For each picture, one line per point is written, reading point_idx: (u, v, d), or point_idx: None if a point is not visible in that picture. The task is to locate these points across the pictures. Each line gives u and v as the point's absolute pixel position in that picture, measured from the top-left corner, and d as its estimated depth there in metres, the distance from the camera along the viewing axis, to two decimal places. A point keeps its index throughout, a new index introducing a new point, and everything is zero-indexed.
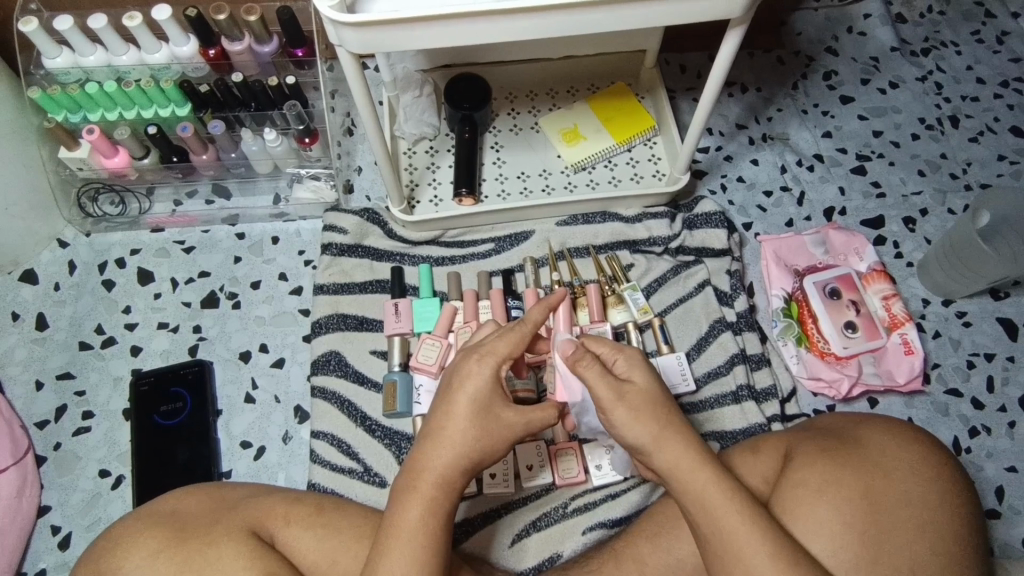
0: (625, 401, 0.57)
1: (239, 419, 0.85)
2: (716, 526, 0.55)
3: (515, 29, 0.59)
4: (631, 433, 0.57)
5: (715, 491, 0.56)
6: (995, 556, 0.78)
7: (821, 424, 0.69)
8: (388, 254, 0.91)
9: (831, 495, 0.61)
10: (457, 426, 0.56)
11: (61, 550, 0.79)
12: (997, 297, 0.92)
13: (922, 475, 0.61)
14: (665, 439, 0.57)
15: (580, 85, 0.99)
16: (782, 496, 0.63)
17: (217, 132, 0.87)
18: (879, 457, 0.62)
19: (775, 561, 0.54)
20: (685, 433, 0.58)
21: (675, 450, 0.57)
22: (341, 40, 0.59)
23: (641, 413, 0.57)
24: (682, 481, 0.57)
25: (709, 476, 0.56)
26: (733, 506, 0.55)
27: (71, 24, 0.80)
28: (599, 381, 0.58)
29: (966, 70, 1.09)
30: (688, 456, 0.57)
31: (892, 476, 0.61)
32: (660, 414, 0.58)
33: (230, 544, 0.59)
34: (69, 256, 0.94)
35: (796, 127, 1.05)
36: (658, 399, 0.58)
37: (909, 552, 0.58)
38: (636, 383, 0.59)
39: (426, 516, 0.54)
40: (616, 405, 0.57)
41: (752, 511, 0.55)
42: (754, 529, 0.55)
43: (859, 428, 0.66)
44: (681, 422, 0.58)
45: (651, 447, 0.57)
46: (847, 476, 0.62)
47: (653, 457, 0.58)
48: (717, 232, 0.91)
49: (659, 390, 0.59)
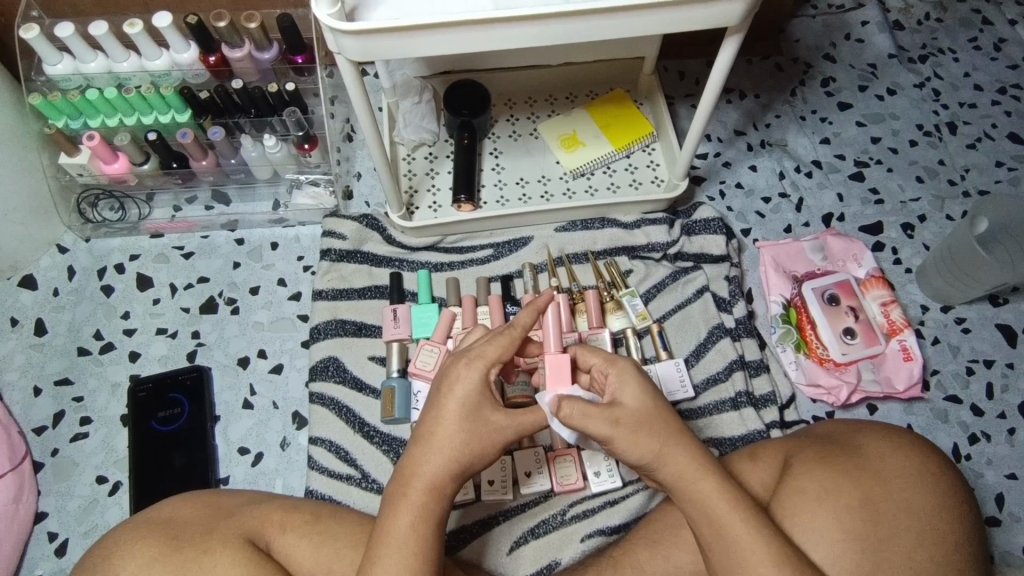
0: (622, 428, 0.56)
1: (237, 425, 0.85)
2: (721, 534, 0.55)
3: (512, 37, 0.59)
4: (634, 453, 0.57)
5: (719, 498, 0.56)
6: (995, 563, 0.78)
7: (819, 432, 0.69)
8: (387, 260, 0.91)
9: (830, 503, 0.61)
10: (445, 431, 0.56)
11: (58, 556, 0.79)
12: (996, 303, 0.92)
13: (922, 483, 0.61)
14: (667, 452, 0.57)
15: (579, 91, 0.99)
16: (782, 505, 0.62)
17: (217, 138, 0.87)
18: (878, 465, 0.62)
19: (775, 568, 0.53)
20: (687, 439, 0.58)
21: (679, 460, 0.57)
22: (340, 48, 0.59)
23: (637, 435, 0.56)
24: (688, 491, 0.57)
25: (712, 485, 0.56)
26: (738, 515, 0.55)
27: (72, 31, 0.80)
28: (589, 415, 0.56)
29: (964, 76, 1.10)
30: (690, 465, 0.57)
31: (890, 483, 0.61)
32: (659, 427, 0.57)
33: (227, 552, 0.59)
34: (69, 262, 0.94)
35: (795, 133, 1.05)
36: (651, 417, 0.57)
37: (909, 561, 0.58)
38: (629, 401, 0.57)
39: (416, 524, 0.54)
40: (613, 433, 0.56)
41: (758, 520, 0.55)
42: (758, 538, 0.54)
43: (857, 434, 0.66)
44: (681, 428, 0.58)
45: (652, 461, 0.57)
46: (846, 484, 0.62)
47: (655, 469, 0.57)
48: (717, 238, 0.91)
49: (652, 405, 0.58)
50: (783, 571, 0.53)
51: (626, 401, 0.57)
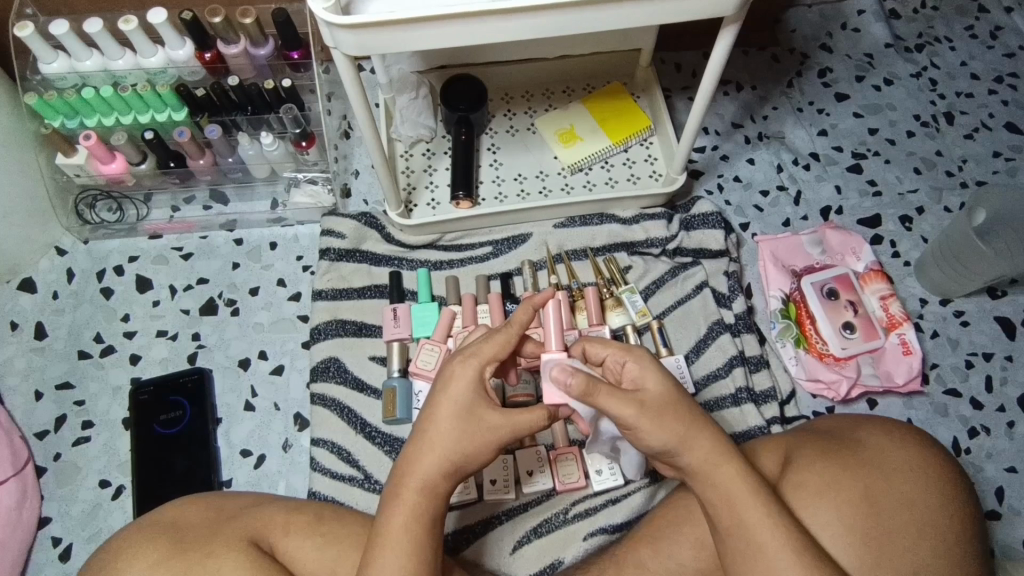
0: (648, 414, 0.55)
1: (239, 427, 0.85)
2: (739, 520, 0.56)
3: (509, 30, 0.59)
4: (657, 438, 0.56)
5: (737, 485, 0.56)
6: (995, 557, 0.78)
7: (836, 422, 0.69)
8: (386, 259, 0.91)
9: (846, 492, 0.61)
10: (438, 429, 0.56)
11: (63, 561, 0.79)
12: (995, 295, 0.92)
13: (940, 478, 0.62)
14: (691, 437, 0.57)
15: (575, 85, 0.99)
16: (800, 492, 0.62)
17: (213, 136, 0.87)
18: (896, 457, 0.63)
19: (799, 558, 0.54)
20: (709, 426, 0.58)
21: (703, 446, 0.57)
22: (336, 42, 0.58)
23: (660, 420, 0.56)
24: (708, 478, 0.57)
25: (734, 471, 0.56)
26: (758, 501, 0.56)
27: (66, 28, 0.80)
28: (614, 398, 0.55)
29: (961, 65, 1.09)
30: (715, 450, 0.57)
31: (908, 476, 0.61)
32: (683, 413, 0.57)
33: (232, 553, 0.59)
34: (68, 264, 0.94)
35: (792, 125, 1.05)
36: (674, 404, 0.57)
37: (919, 555, 0.58)
38: (655, 384, 0.57)
39: (410, 524, 0.54)
40: (639, 419, 0.55)
41: (777, 506, 0.56)
42: (778, 522, 0.55)
43: (874, 425, 0.66)
44: (701, 417, 0.58)
45: (675, 447, 0.57)
46: (863, 474, 0.62)
47: (676, 455, 0.57)
48: (715, 233, 0.91)
49: (674, 393, 0.57)
50: (802, 558, 0.54)
51: (651, 384, 0.57)
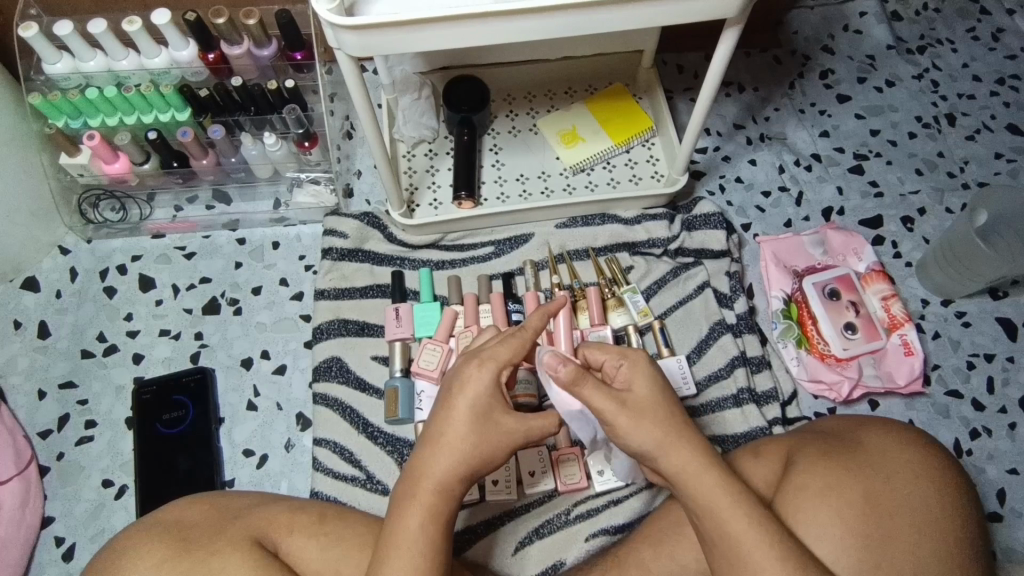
0: (628, 411, 0.57)
1: (241, 426, 0.86)
2: (723, 529, 0.55)
3: (512, 31, 0.59)
4: (635, 438, 0.57)
5: (719, 495, 0.56)
6: (996, 558, 0.78)
7: (823, 426, 0.69)
8: (388, 259, 0.92)
9: (833, 498, 0.61)
10: (455, 432, 0.56)
11: (66, 561, 0.79)
12: (997, 297, 0.92)
13: (926, 478, 0.62)
14: (670, 443, 0.57)
15: (578, 85, 0.99)
16: (787, 501, 0.62)
17: (217, 137, 0.87)
18: (880, 458, 0.63)
19: (784, 565, 0.54)
20: (688, 431, 0.58)
21: (681, 454, 0.57)
22: (340, 44, 0.59)
23: (641, 420, 0.57)
24: (690, 485, 0.57)
25: (714, 480, 0.56)
26: (740, 511, 0.55)
27: (71, 29, 0.80)
28: (599, 393, 0.57)
29: (962, 67, 1.09)
30: (692, 461, 0.57)
31: (891, 478, 0.61)
32: (663, 417, 0.57)
33: (236, 552, 0.59)
34: (71, 264, 0.94)
35: (794, 126, 1.05)
36: (656, 407, 0.58)
37: (910, 555, 0.58)
38: (642, 387, 0.58)
39: (426, 524, 0.54)
40: (618, 415, 0.57)
41: (759, 515, 0.56)
42: (761, 531, 0.55)
43: (858, 430, 0.66)
44: (683, 424, 0.58)
45: (655, 452, 0.57)
46: (849, 479, 0.62)
47: (657, 460, 0.58)
48: (717, 233, 0.92)
49: (659, 397, 0.58)
50: (786, 566, 0.54)
51: (637, 388, 0.59)
